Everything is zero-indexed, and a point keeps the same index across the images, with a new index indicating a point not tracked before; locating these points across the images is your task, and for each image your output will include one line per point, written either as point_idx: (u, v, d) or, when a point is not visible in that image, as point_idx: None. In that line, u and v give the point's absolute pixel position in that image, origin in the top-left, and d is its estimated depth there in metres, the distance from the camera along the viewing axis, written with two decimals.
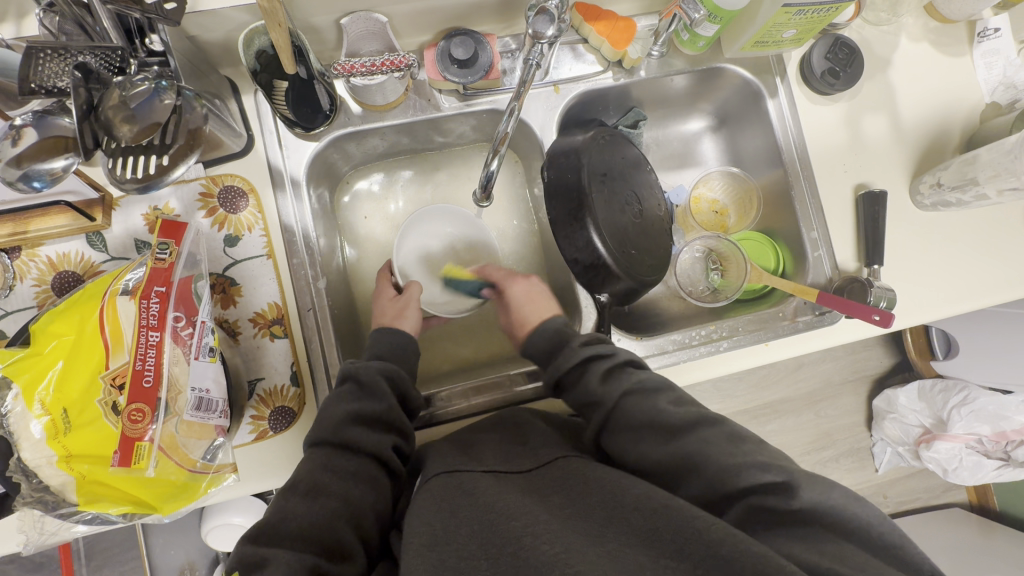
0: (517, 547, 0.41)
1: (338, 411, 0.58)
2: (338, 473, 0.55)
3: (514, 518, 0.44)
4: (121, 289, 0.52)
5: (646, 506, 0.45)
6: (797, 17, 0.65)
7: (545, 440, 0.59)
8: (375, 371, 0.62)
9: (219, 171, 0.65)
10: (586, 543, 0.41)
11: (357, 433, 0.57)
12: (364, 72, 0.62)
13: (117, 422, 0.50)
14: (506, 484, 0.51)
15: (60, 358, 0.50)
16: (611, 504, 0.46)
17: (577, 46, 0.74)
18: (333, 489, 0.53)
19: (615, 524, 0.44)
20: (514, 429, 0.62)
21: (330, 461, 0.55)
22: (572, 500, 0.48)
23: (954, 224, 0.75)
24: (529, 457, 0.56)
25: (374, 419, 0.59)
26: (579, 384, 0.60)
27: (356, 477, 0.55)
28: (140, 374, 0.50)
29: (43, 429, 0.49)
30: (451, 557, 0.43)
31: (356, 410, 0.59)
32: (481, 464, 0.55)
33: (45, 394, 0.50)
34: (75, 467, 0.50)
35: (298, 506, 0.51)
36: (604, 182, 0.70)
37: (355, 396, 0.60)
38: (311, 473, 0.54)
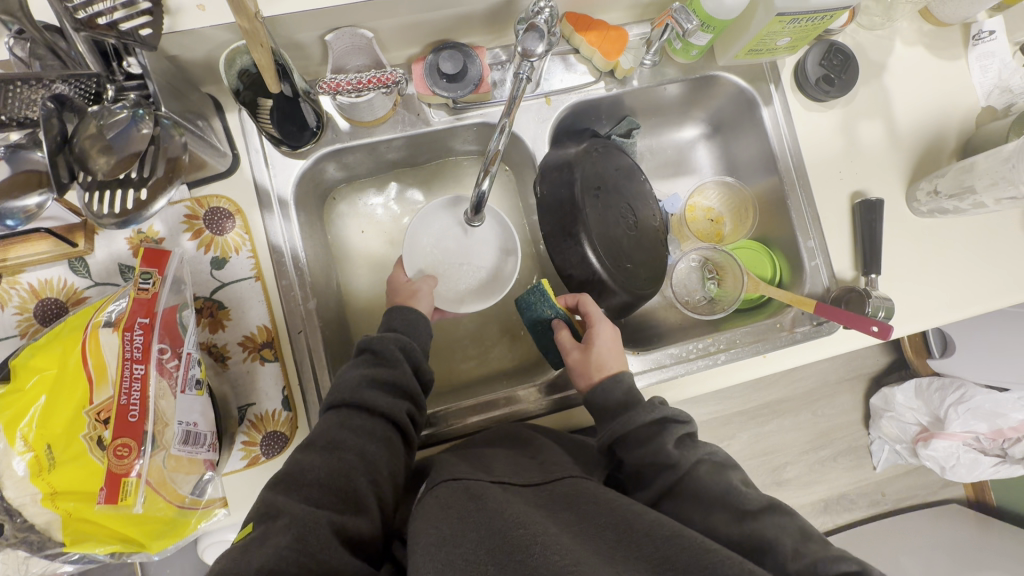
0: (524, 555, 0.41)
1: (354, 376, 0.59)
2: (355, 431, 0.55)
3: (522, 526, 0.44)
4: (103, 320, 0.50)
5: (658, 534, 0.45)
6: (791, 26, 0.64)
7: (555, 458, 0.58)
8: (390, 342, 0.62)
9: (204, 192, 0.64)
10: (599, 563, 0.41)
11: (374, 396, 0.57)
12: (350, 90, 0.60)
13: (102, 458, 0.49)
14: (513, 494, 0.50)
15: (43, 394, 0.49)
16: (622, 526, 0.46)
17: (569, 56, 0.72)
18: (350, 445, 0.54)
19: (624, 547, 0.44)
20: (523, 444, 0.62)
21: (347, 420, 0.55)
22: (581, 520, 0.47)
23: (952, 231, 0.75)
24: (537, 471, 0.55)
25: (389, 384, 0.59)
26: (650, 442, 0.58)
27: (372, 436, 0.55)
28: (125, 409, 0.48)
29: (28, 467, 0.48)
30: (459, 559, 0.42)
31: (372, 376, 0.59)
32: (489, 474, 0.54)
33: (27, 430, 0.48)
34: (60, 504, 0.49)
35: (315, 461, 0.51)
36: (598, 196, 0.68)
37: (371, 364, 0.60)
38: (326, 433, 0.54)
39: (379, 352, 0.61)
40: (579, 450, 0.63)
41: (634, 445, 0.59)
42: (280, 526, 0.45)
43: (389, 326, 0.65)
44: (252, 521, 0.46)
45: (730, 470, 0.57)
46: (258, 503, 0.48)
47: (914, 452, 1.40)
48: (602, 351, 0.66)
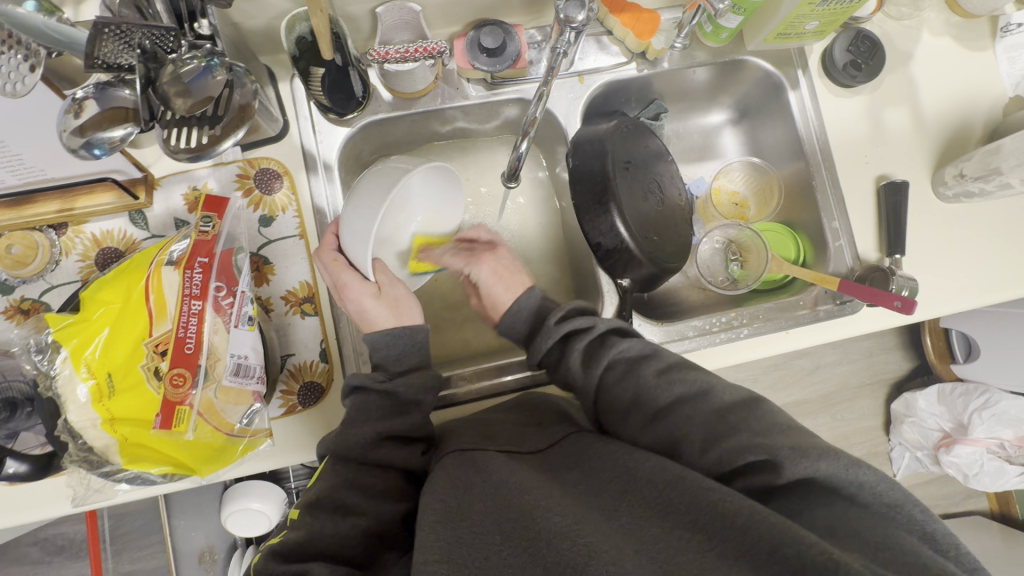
0: (528, 522, 0.43)
1: (366, 433, 0.57)
2: (366, 491, 0.56)
3: (526, 492, 0.46)
4: (166, 259, 0.54)
5: (659, 479, 0.46)
6: (820, 9, 0.66)
7: (560, 421, 0.60)
8: (412, 386, 0.61)
9: (256, 154, 0.68)
10: (600, 520, 0.43)
11: (389, 453, 0.58)
12: (398, 58, 0.64)
13: (158, 388, 0.52)
14: (518, 461, 0.52)
15: (107, 326, 0.53)
16: (624, 478, 0.47)
17: (602, 38, 0.75)
18: (363, 506, 0.55)
19: (629, 497, 0.45)
20: (531, 410, 0.63)
21: (357, 479, 0.56)
22: (586, 475, 0.49)
23: (977, 216, 0.75)
24: (542, 435, 0.57)
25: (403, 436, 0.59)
26: (560, 364, 0.63)
27: (383, 493, 0.57)
28: (182, 341, 0.52)
29: (90, 393, 0.52)
30: (466, 533, 0.45)
31: (383, 432, 0.58)
32: (495, 442, 0.56)
33: (91, 359, 0.52)
34: (118, 429, 0.52)
35: (326, 525, 0.52)
36: (628, 169, 0.71)
37: (381, 413, 0.59)
38: (335, 493, 0.54)
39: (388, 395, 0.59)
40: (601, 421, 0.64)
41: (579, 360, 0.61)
42: None
43: (398, 369, 0.63)
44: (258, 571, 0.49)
45: (645, 363, 0.58)
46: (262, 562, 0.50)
47: (936, 458, 1.39)
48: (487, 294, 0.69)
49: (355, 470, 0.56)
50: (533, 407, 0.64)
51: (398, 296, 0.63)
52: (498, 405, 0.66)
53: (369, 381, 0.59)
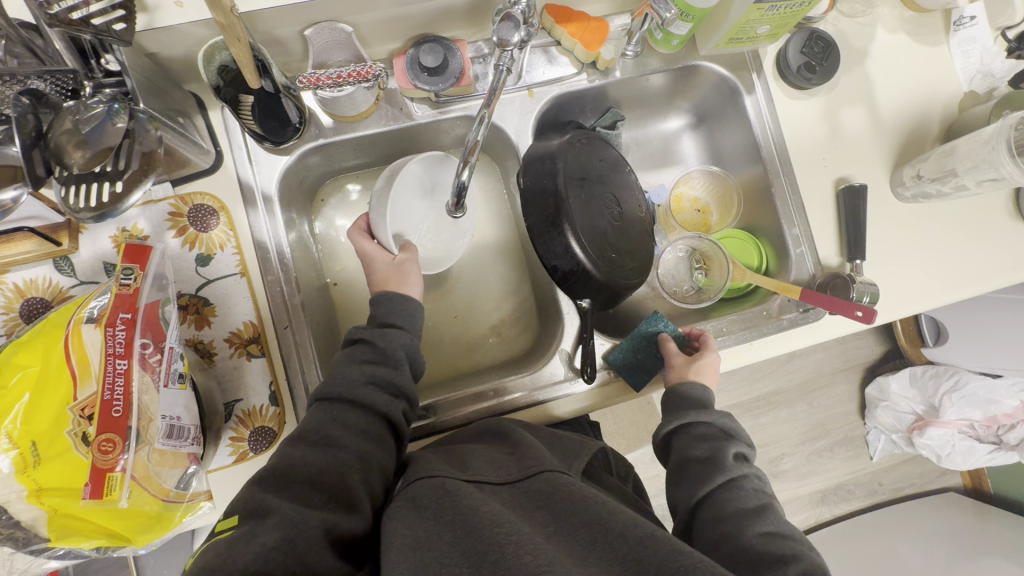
0: (496, 556, 0.41)
1: (354, 372, 0.58)
2: (350, 428, 0.55)
3: (496, 524, 0.44)
4: (86, 316, 0.51)
5: (633, 535, 0.44)
6: (770, 13, 0.64)
7: (534, 451, 0.57)
8: (396, 342, 0.62)
9: (188, 189, 0.64)
10: (572, 565, 0.41)
11: (369, 393, 0.58)
12: (330, 84, 0.60)
13: (87, 454, 0.49)
14: (487, 492, 0.50)
15: (27, 391, 0.49)
16: (597, 525, 0.45)
17: (550, 48, 0.73)
18: (345, 443, 0.54)
19: (598, 547, 0.44)
20: (501, 438, 0.61)
21: (343, 417, 0.56)
22: (556, 517, 0.47)
23: (936, 214, 0.75)
24: (515, 464, 0.54)
25: (387, 383, 0.59)
26: (716, 440, 0.59)
27: (366, 435, 0.56)
28: (108, 404, 0.49)
29: (12, 464, 0.48)
30: (434, 563, 0.43)
31: (372, 375, 0.59)
32: (465, 472, 0.53)
33: (12, 428, 0.48)
34: (46, 501, 0.48)
35: (307, 457, 0.52)
36: (582, 186, 0.69)
37: (368, 360, 0.60)
38: (321, 427, 0.55)
39: (378, 347, 0.61)
40: (565, 446, 0.61)
41: (703, 437, 0.60)
42: (268, 527, 0.45)
43: (386, 320, 0.64)
44: (237, 517, 0.45)
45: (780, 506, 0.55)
46: (243, 499, 0.47)
47: (910, 441, 1.41)
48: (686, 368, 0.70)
49: (343, 410, 0.56)
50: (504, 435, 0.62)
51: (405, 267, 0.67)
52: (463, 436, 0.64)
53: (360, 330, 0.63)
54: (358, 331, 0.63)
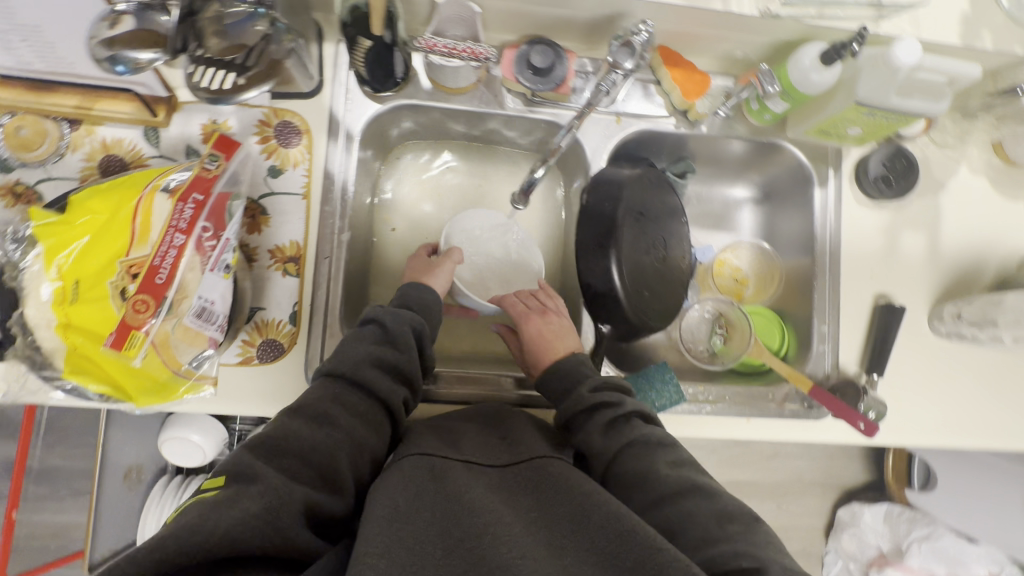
0: (472, 543, 0.44)
1: (360, 351, 0.59)
2: (348, 409, 0.56)
3: (477, 512, 0.46)
4: (163, 186, 0.54)
5: (612, 528, 0.45)
6: (866, 118, 0.65)
7: (526, 438, 0.59)
8: (402, 323, 0.63)
9: (282, 105, 0.68)
10: (545, 555, 0.43)
11: (374, 376, 0.58)
12: (444, 53, 0.63)
13: (120, 308, 0.52)
14: (475, 476, 0.52)
15: (88, 234, 0.53)
16: (579, 516, 0.47)
17: (649, 86, 0.76)
18: (342, 422, 0.55)
19: (578, 538, 0.45)
20: (497, 423, 0.63)
21: (342, 396, 0.56)
22: (540, 505, 0.49)
23: (964, 358, 0.76)
24: (507, 451, 0.57)
25: (392, 367, 0.60)
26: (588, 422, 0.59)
27: (362, 417, 0.56)
28: (156, 270, 0.52)
29: (53, 293, 0.52)
30: (407, 536, 0.45)
31: (378, 356, 0.60)
32: (458, 452, 0.56)
33: (63, 262, 0.52)
34: (70, 336, 0.52)
35: (303, 431, 0.52)
36: (637, 220, 0.71)
37: (375, 340, 0.61)
38: (320, 403, 0.55)
39: (385, 325, 0.62)
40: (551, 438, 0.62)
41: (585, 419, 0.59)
42: (253, 493, 0.45)
43: (400, 303, 0.66)
44: (225, 479, 0.46)
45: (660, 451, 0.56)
46: (234, 461, 0.48)
47: None
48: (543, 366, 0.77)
49: (343, 390, 0.57)
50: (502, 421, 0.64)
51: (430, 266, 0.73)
52: (461, 413, 0.67)
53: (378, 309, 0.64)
54: (373, 311, 0.64)
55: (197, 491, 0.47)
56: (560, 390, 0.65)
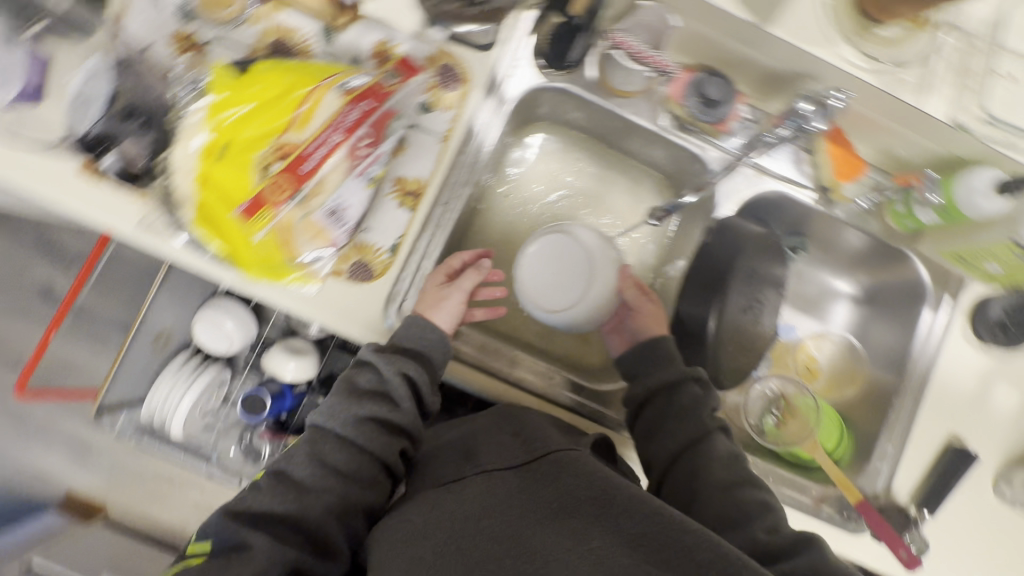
0: (491, 559, 0.45)
1: (348, 419, 0.64)
2: (337, 469, 0.62)
3: (493, 531, 0.48)
4: (339, 84, 0.55)
5: (638, 509, 0.46)
6: (1014, 259, 0.65)
7: (541, 434, 0.59)
8: (398, 375, 0.64)
9: (454, 49, 0.68)
10: (568, 547, 0.44)
11: (363, 434, 0.63)
12: (632, 53, 0.64)
13: (260, 181, 0.54)
14: (498, 482, 0.53)
15: (255, 103, 0.54)
16: (601, 499, 0.47)
17: (800, 153, 0.74)
18: (331, 485, 0.62)
19: (602, 521, 0.46)
20: (513, 421, 0.63)
21: (326, 463, 0.62)
22: (559, 491, 0.49)
23: (1017, 530, 0.72)
24: (525, 447, 0.57)
25: (388, 424, 0.65)
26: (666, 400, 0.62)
27: (356, 473, 0.63)
28: (305, 160, 0.54)
29: (203, 146, 0.54)
30: (427, 551, 0.48)
31: (371, 413, 0.64)
32: (475, 464, 0.57)
33: (224, 120, 0.54)
34: (205, 190, 0.54)
35: (279, 524, 0.59)
36: (748, 280, 0.69)
37: (370, 396, 0.65)
38: (307, 473, 0.62)
39: (381, 373, 0.65)
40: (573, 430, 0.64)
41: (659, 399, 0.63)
42: None
43: (408, 344, 0.65)
44: (207, 554, 0.58)
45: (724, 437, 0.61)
46: (221, 540, 0.59)
47: None
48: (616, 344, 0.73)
49: (331, 450, 0.63)
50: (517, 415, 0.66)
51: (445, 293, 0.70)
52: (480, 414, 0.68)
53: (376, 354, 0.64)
54: (372, 355, 0.65)
55: (183, 556, 0.60)
56: (640, 364, 0.67)
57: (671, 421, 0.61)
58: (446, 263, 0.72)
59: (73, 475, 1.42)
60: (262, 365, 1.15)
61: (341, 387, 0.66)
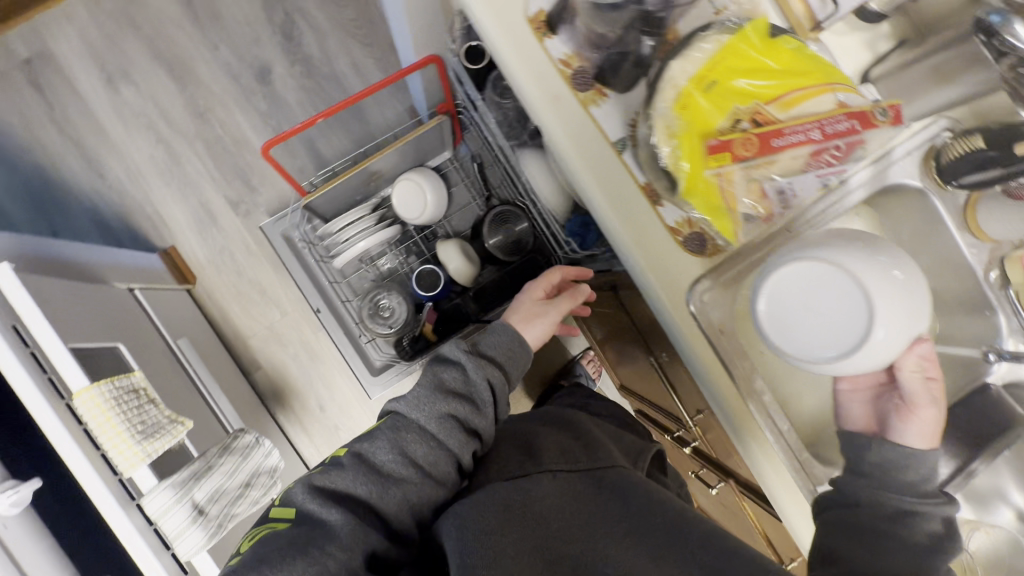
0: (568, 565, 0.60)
1: (434, 408, 0.77)
2: (413, 460, 0.74)
3: (569, 541, 0.62)
4: (840, 95, 0.57)
5: (717, 551, 0.57)
6: None
7: (600, 449, 0.74)
8: (480, 377, 0.79)
9: None
10: None
11: (445, 425, 0.76)
12: None
13: (724, 125, 0.57)
14: (562, 484, 0.68)
15: (762, 67, 0.57)
16: (677, 537, 0.60)
17: None
18: (410, 475, 0.73)
19: (675, 552, 0.58)
20: (584, 439, 0.76)
21: (405, 447, 0.75)
22: (628, 515, 0.63)
23: None
24: (590, 457, 0.72)
25: (463, 421, 0.77)
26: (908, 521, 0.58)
27: (435, 461, 0.75)
28: (778, 135, 0.56)
29: (695, 74, 0.58)
30: (508, 553, 0.60)
31: (454, 409, 0.77)
32: (540, 463, 0.70)
33: (729, 65, 0.58)
34: (675, 109, 0.58)
35: (370, 490, 0.72)
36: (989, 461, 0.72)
37: (454, 388, 0.79)
38: (391, 456, 0.75)
39: (467, 374, 0.80)
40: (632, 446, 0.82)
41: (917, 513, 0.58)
42: (314, 549, 0.65)
43: (490, 351, 0.83)
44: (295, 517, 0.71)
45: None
46: (303, 508, 0.71)
47: None
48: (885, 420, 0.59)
49: (413, 438, 0.76)
50: (574, 429, 0.80)
51: (534, 314, 0.87)
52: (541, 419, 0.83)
53: (462, 358, 0.81)
54: (463, 359, 0.81)
55: (268, 526, 0.72)
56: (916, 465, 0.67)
57: (887, 542, 0.58)
58: (548, 283, 0.89)
59: (188, 237, 1.46)
60: (436, 249, 1.20)
61: (429, 381, 0.80)
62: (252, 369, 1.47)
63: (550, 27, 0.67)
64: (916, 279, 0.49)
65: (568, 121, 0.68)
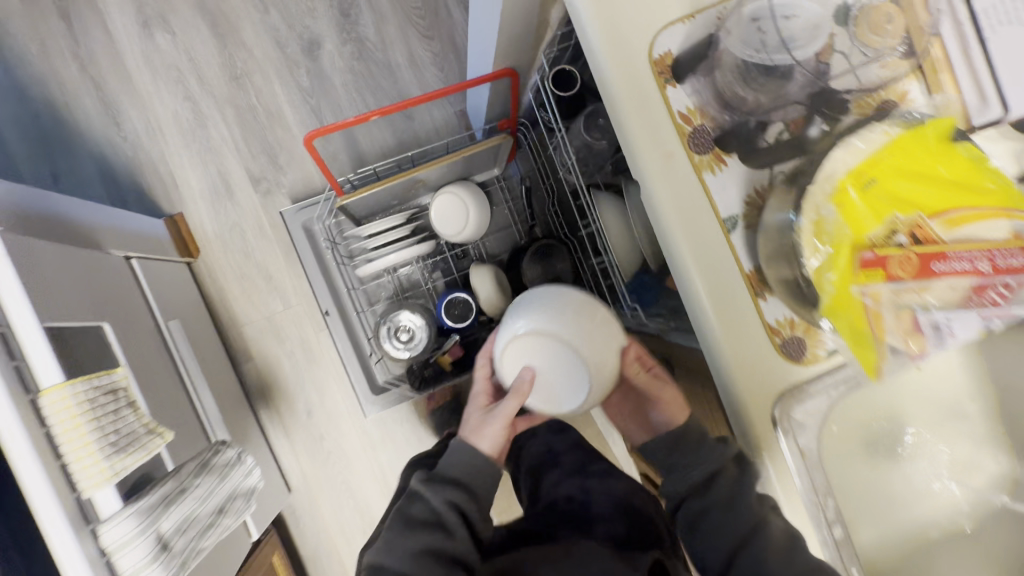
0: None
1: (403, 546, 0.73)
2: None
3: None
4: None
5: None
6: None
7: None
8: (443, 498, 0.76)
9: None
10: None
11: (422, 561, 0.72)
12: None
13: (879, 237, 0.48)
14: None
15: (930, 173, 0.49)
16: None
17: None
18: None
19: None
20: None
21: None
22: None
23: None
24: None
25: (446, 555, 0.73)
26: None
27: None
28: (946, 257, 0.45)
29: (851, 171, 0.49)
30: None
31: (427, 544, 0.73)
32: None
33: (891, 168, 0.49)
34: (821, 208, 0.50)
35: None
36: None
37: (421, 518, 0.76)
38: None
39: (429, 502, 0.76)
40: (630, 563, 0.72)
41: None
42: None
43: (454, 476, 0.77)
44: None
45: None
46: None
47: None
48: (662, 390, 0.75)
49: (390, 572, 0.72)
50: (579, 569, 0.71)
51: (483, 427, 0.77)
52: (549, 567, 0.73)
53: (432, 496, 0.76)
54: (417, 487, 0.78)
55: None
56: None
57: None
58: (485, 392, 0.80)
59: (200, 207, 1.34)
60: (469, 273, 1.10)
61: (396, 519, 0.77)
62: (243, 359, 1.36)
63: (674, 73, 0.58)
64: (590, 317, 0.69)
65: (677, 181, 0.59)
